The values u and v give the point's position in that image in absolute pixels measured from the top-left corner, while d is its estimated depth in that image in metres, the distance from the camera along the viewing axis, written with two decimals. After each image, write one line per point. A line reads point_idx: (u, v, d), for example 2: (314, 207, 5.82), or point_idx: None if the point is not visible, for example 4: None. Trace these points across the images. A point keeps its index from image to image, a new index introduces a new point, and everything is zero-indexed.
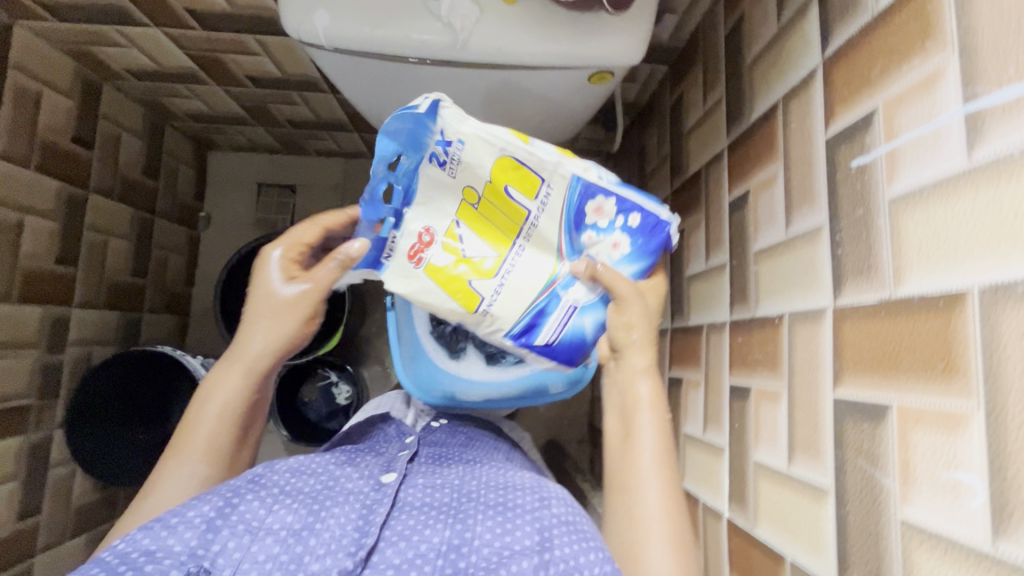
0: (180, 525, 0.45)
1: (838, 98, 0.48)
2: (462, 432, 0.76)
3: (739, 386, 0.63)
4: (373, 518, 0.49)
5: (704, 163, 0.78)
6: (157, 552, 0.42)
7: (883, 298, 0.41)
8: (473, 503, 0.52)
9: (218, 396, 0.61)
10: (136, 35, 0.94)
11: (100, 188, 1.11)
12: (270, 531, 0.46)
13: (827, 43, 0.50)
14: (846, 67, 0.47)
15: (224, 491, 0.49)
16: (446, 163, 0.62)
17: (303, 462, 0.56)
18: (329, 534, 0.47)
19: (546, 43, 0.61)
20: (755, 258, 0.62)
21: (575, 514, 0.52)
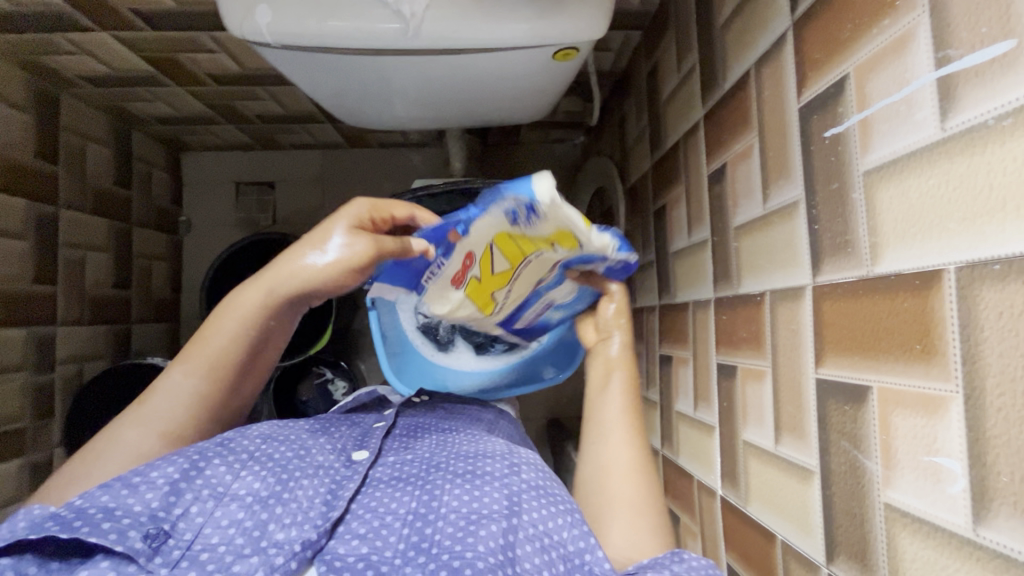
0: (141, 485, 0.46)
1: (809, 63, 0.45)
2: (442, 406, 0.74)
3: (726, 365, 0.62)
4: (341, 494, 0.50)
5: (682, 134, 0.75)
6: (116, 510, 0.43)
7: (861, 276, 0.39)
8: (440, 473, 0.52)
9: (236, 314, 0.59)
10: (85, 41, 0.90)
11: (71, 203, 1.09)
12: (235, 498, 0.48)
13: (797, 5, 0.47)
14: (818, 28, 0.44)
15: (192, 453, 0.50)
16: (518, 220, 0.51)
17: (275, 428, 0.57)
18: (297, 505, 0.48)
19: (502, 24, 0.57)
20: (735, 234, 0.60)
21: (544, 479, 0.52)
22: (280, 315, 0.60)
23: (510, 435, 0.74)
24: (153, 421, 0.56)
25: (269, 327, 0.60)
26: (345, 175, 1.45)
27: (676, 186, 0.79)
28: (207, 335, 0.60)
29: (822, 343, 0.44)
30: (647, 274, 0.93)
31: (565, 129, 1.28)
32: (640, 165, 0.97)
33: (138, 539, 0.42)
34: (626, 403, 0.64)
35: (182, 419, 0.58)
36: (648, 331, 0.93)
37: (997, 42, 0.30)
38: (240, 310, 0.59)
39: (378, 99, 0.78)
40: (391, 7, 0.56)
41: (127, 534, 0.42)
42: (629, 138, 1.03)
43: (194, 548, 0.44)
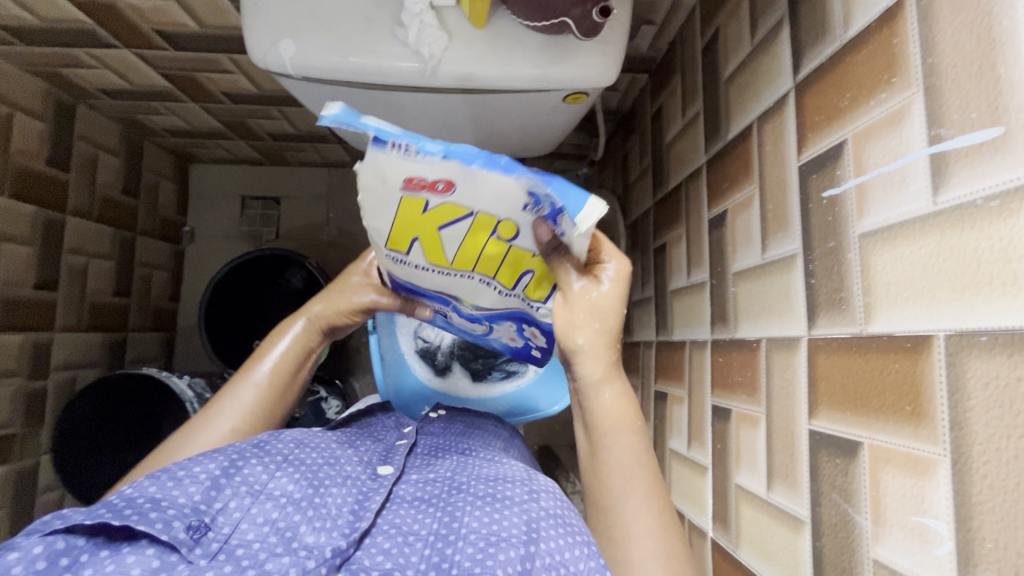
0: (186, 479, 0.47)
1: (809, 125, 0.48)
2: (459, 421, 0.75)
3: (721, 407, 0.63)
4: (368, 507, 0.50)
5: (684, 177, 0.77)
6: (162, 500, 0.44)
7: (854, 333, 0.41)
8: (462, 494, 0.52)
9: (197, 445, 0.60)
10: (107, 57, 0.92)
11: (78, 210, 1.10)
12: (270, 497, 0.48)
13: (798, 68, 0.49)
14: (821, 91, 0.46)
15: (231, 452, 0.51)
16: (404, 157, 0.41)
17: (307, 435, 0.57)
18: (326, 510, 0.48)
19: (517, 68, 0.60)
20: (733, 280, 0.62)
21: (563, 508, 0.52)
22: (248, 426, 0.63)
23: (522, 456, 0.75)
24: None
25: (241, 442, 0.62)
26: (350, 194, 1.47)
27: (677, 226, 0.81)
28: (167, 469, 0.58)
29: (816, 396, 0.45)
30: (645, 309, 0.95)
31: (569, 160, 1.31)
32: (641, 203, 0.99)
33: (181, 530, 0.42)
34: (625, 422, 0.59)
35: None
36: (644, 365, 0.94)
37: (986, 126, 0.32)
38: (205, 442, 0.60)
39: None
40: (411, 47, 0.58)
41: (172, 524, 0.42)
42: (631, 175, 1.06)
43: (231, 542, 0.43)
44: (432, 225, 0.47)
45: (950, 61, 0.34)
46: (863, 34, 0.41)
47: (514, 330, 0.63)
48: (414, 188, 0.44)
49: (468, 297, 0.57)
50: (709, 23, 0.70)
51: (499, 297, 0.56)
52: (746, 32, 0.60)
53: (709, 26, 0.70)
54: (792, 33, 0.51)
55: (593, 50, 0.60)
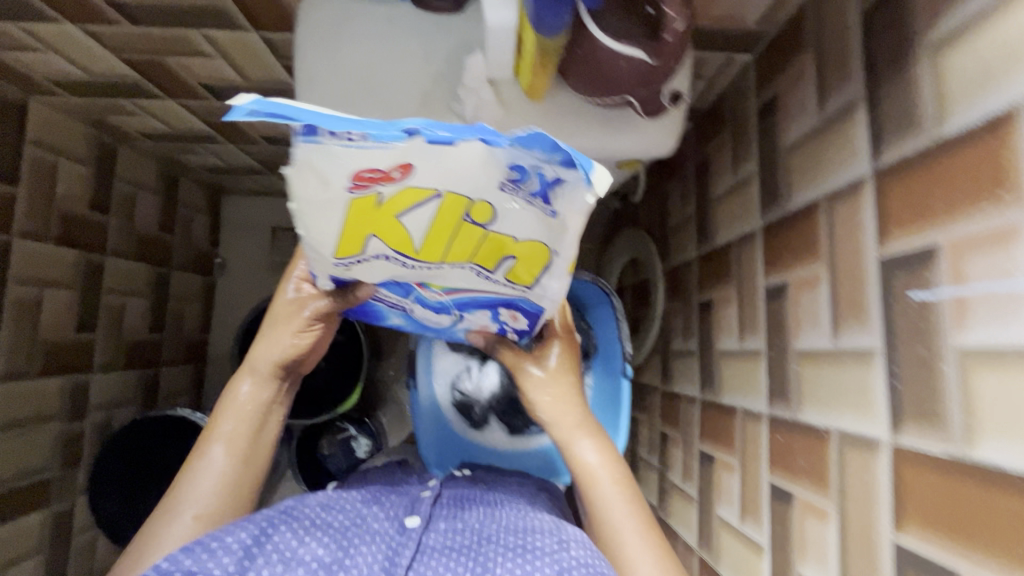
0: (219, 550, 0.46)
1: (891, 218, 0.45)
2: (483, 478, 0.73)
3: (781, 489, 0.61)
4: (399, 562, 0.49)
5: (735, 238, 0.75)
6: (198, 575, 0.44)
7: (952, 454, 0.39)
8: (490, 548, 0.50)
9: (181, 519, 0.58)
10: (153, 106, 0.93)
11: (117, 250, 1.11)
12: (301, 563, 0.47)
13: (877, 156, 0.47)
14: (908, 185, 0.44)
15: (261, 519, 0.51)
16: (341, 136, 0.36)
17: (333, 497, 0.57)
18: (357, 571, 0.47)
19: (575, 139, 0.58)
20: (796, 357, 0.59)
21: (595, 556, 0.50)
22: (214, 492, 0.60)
23: (551, 505, 0.72)
24: None
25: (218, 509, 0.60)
26: None
27: (726, 285, 0.78)
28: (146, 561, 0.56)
29: (905, 510, 0.43)
30: (686, 361, 0.93)
31: None
32: (682, 252, 0.97)
33: None
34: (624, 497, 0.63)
35: None
36: (686, 420, 0.92)
37: None
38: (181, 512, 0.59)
39: None
40: (466, 120, 0.57)
41: None
42: (671, 220, 1.03)
43: None
44: (392, 215, 0.43)
45: None
46: (960, 137, 0.39)
47: (488, 317, 0.62)
48: (362, 186, 0.39)
49: (437, 282, 0.53)
50: (766, 86, 0.68)
51: (473, 279, 0.52)
52: (812, 104, 0.58)
53: (766, 89, 0.68)
54: (871, 116, 0.48)
55: (652, 122, 0.58)
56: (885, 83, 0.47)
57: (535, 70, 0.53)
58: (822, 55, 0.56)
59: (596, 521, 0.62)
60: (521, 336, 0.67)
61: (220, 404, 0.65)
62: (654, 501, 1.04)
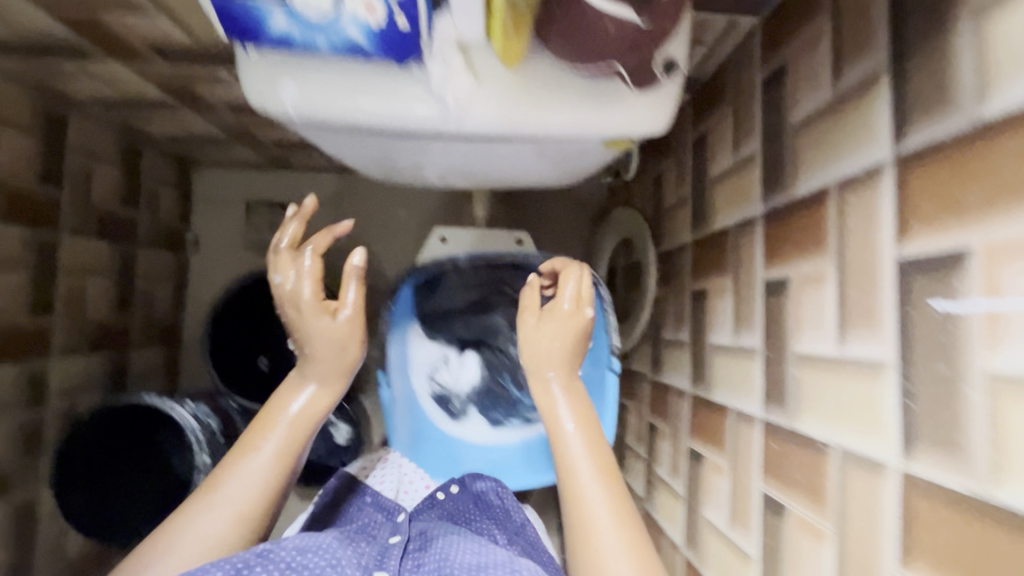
0: None
1: (915, 210, 0.39)
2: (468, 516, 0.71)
3: (774, 499, 0.57)
4: None
5: (733, 223, 0.69)
6: None
7: (970, 491, 0.34)
8: None
9: (231, 481, 0.59)
10: (99, 70, 0.85)
11: (73, 228, 1.03)
12: None
13: (902, 139, 0.41)
14: (947, 167, 0.37)
15: (235, 561, 0.51)
16: None
17: (307, 540, 0.56)
18: None
19: (559, 112, 0.52)
20: (794, 361, 0.54)
21: None
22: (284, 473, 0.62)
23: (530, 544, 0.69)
24: (223, 508, 0.58)
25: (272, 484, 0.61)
26: (358, 202, 1.42)
27: (721, 276, 0.72)
28: (218, 484, 0.59)
29: (928, 552, 0.37)
30: (677, 352, 0.88)
31: None
32: (675, 237, 0.91)
33: None
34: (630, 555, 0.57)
35: (258, 508, 0.60)
36: (675, 412, 0.87)
37: None
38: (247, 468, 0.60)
39: (414, 169, 0.74)
40: (436, 94, 0.50)
41: None
42: (665, 200, 0.97)
43: None
44: None
45: None
46: (1003, 117, 0.33)
47: None
48: None
49: None
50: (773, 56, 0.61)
51: None
52: (825, 76, 0.51)
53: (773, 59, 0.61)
54: (896, 90, 0.42)
55: (641, 97, 0.52)
56: (918, 51, 0.41)
57: (509, 36, 0.46)
58: (842, 20, 0.49)
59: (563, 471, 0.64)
60: (416, 24, 0.44)
61: (263, 419, 0.62)
62: (640, 493, 1.02)
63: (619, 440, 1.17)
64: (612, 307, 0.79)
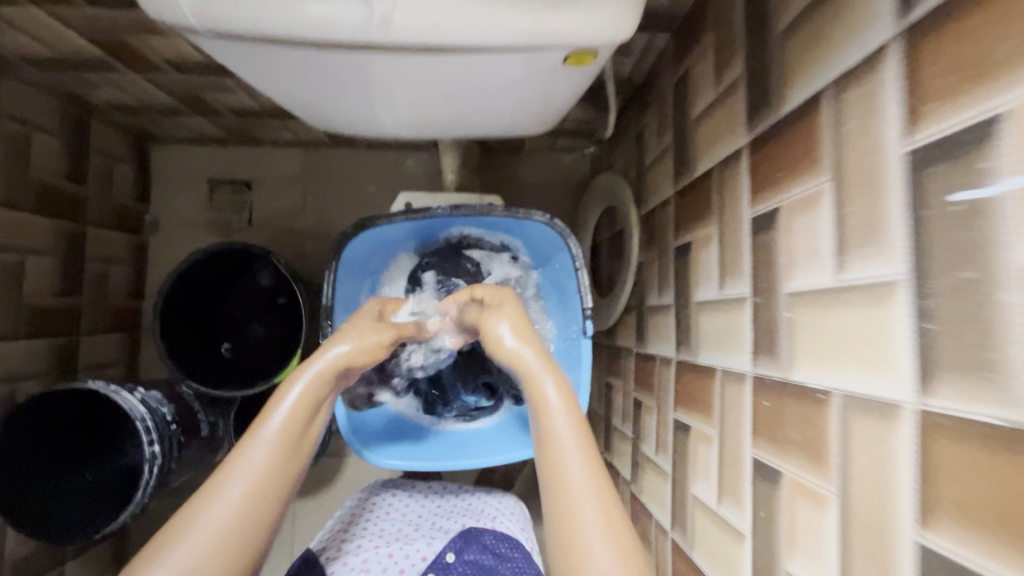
0: None
1: (927, 91, 0.32)
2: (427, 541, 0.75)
3: (766, 465, 0.49)
4: None
5: (717, 163, 0.62)
6: None
7: (1013, 423, 0.27)
8: None
9: (210, 516, 0.52)
10: (18, 18, 0.77)
11: (8, 201, 0.95)
12: None
13: (908, 10, 0.34)
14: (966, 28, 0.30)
15: None
16: None
17: None
18: None
19: (501, 20, 0.47)
20: (787, 302, 0.47)
21: None
22: (258, 508, 0.54)
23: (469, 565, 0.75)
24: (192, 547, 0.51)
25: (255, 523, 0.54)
26: (328, 179, 1.34)
27: (704, 224, 0.66)
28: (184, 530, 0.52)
29: (968, 513, 0.29)
30: (662, 317, 0.80)
31: (573, 135, 1.14)
32: (659, 192, 0.83)
33: None
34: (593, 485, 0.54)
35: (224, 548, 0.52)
36: (660, 384, 0.80)
37: None
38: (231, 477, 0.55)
39: (358, 100, 0.69)
40: None
41: None
42: (647, 156, 0.89)
43: None
44: None
45: None
46: None
47: None
48: None
49: None
50: None
51: None
52: None
53: None
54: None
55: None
56: None
57: None
58: None
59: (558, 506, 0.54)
60: None
61: (261, 415, 0.59)
62: (627, 477, 0.93)
63: (605, 423, 1.09)
64: (583, 259, 0.79)
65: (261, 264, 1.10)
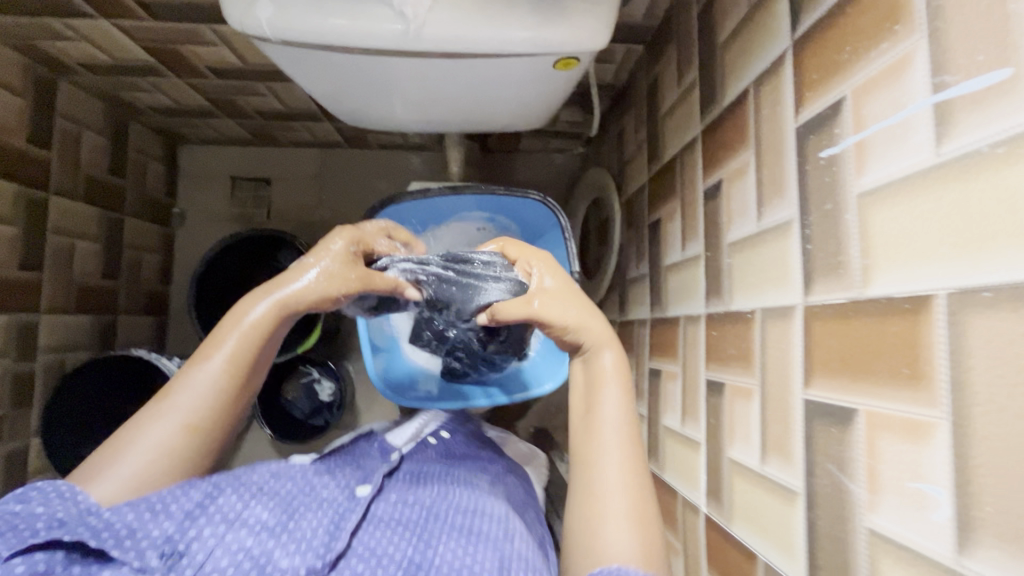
0: (162, 517, 0.53)
1: (807, 83, 0.46)
2: (458, 449, 0.77)
3: (715, 381, 0.62)
4: (343, 525, 0.57)
5: (680, 150, 0.76)
6: (137, 532, 0.51)
7: (852, 297, 0.39)
8: (437, 523, 0.59)
9: (151, 432, 0.55)
10: (85, 28, 0.89)
11: (61, 190, 1.07)
12: (245, 524, 0.55)
13: (796, 27, 0.48)
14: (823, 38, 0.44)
15: (206, 483, 0.57)
16: None
17: (280, 466, 0.64)
18: (300, 533, 0.55)
19: (503, 30, 0.59)
20: (728, 251, 0.60)
21: (515, 542, 0.58)
22: (196, 425, 0.57)
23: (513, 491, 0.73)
24: (143, 453, 0.54)
25: (203, 437, 0.57)
26: (341, 176, 1.47)
27: (671, 201, 0.79)
28: (130, 438, 0.55)
29: (829, 367, 0.42)
30: (640, 286, 0.93)
31: (564, 136, 1.28)
32: (637, 179, 0.97)
33: (154, 557, 0.51)
34: (625, 424, 0.58)
35: (173, 456, 0.56)
36: (639, 343, 0.93)
37: (993, 68, 0.29)
38: (177, 398, 0.57)
39: (383, 99, 0.82)
40: (395, 8, 0.57)
41: (144, 553, 0.51)
42: (627, 150, 1.03)
43: (221, 551, 0.52)
44: None
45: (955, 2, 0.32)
46: None
47: None
48: None
49: None
50: None
51: None
52: None
53: None
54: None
55: (583, 10, 0.59)
56: None
57: None
58: None
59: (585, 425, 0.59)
60: None
61: (219, 328, 0.61)
62: None
63: None
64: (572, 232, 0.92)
65: (285, 250, 1.21)
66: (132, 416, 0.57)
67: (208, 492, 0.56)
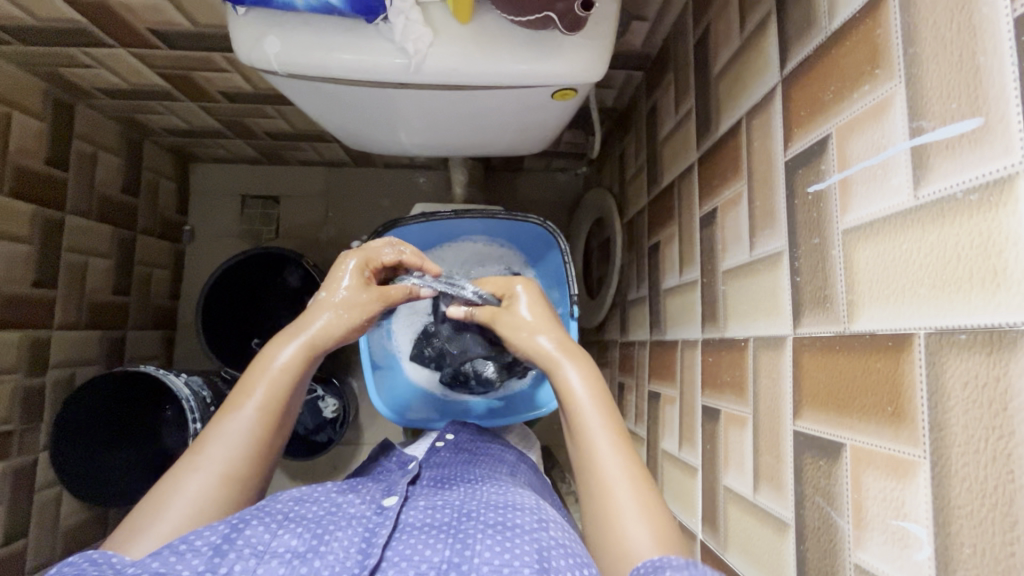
0: (188, 552, 0.46)
1: (795, 119, 0.47)
2: (465, 447, 0.76)
3: (710, 408, 0.62)
4: (376, 541, 0.50)
5: (677, 175, 0.77)
6: (166, 575, 0.44)
7: (838, 332, 0.40)
8: (473, 522, 0.51)
9: (190, 486, 0.53)
10: (103, 56, 0.93)
11: (76, 209, 1.10)
12: (275, 555, 0.47)
13: (784, 65, 0.49)
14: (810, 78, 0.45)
15: (231, 517, 0.50)
16: None
17: (304, 492, 0.56)
18: (333, 556, 0.48)
19: (502, 64, 0.61)
20: (723, 278, 0.61)
21: (572, 538, 0.51)
22: (238, 473, 0.55)
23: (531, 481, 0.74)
24: (180, 511, 0.52)
25: (247, 485, 0.56)
26: (348, 194, 1.50)
27: (669, 226, 0.80)
28: (166, 498, 0.52)
29: (817, 399, 0.42)
30: (640, 307, 0.94)
31: (566, 156, 1.30)
32: (637, 202, 0.98)
33: None
34: (594, 399, 0.59)
35: (214, 506, 0.53)
36: (639, 364, 0.93)
37: (965, 118, 0.30)
38: (212, 450, 0.56)
39: (387, 126, 0.84)
40: (397, 44, 0.59)
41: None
42: (628, 172, 1.05)
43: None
44: None
45: (930, 52, 0.33)
46: (844, 29, 0.41)
47: None
48: None
49: None
50: (700, 20, 0.69)
51: None
52: (736, 28, 0.60)
53: (700, 22, 0.69)
54: (781, 22, 0.50)
55: (575, 41, 0.61)
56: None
57: None
58: None
59: (574, 430, 0.58)
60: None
61: (246, 376, 0.60)
62: None
63: None
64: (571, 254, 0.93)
65: (292, 267, 1.23)
66: (165, 475, 0.55)
67: (234, 525, 0.49)
